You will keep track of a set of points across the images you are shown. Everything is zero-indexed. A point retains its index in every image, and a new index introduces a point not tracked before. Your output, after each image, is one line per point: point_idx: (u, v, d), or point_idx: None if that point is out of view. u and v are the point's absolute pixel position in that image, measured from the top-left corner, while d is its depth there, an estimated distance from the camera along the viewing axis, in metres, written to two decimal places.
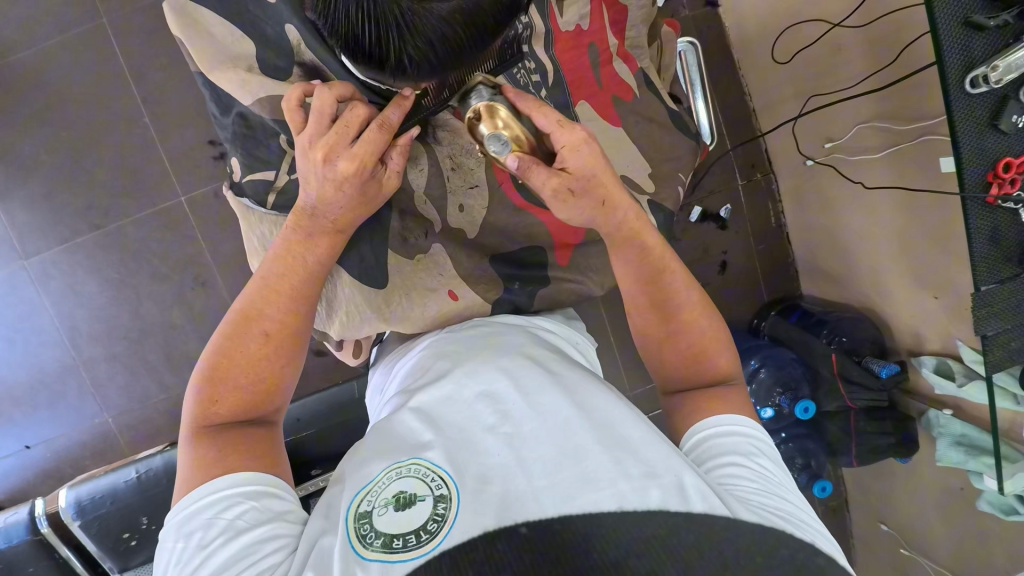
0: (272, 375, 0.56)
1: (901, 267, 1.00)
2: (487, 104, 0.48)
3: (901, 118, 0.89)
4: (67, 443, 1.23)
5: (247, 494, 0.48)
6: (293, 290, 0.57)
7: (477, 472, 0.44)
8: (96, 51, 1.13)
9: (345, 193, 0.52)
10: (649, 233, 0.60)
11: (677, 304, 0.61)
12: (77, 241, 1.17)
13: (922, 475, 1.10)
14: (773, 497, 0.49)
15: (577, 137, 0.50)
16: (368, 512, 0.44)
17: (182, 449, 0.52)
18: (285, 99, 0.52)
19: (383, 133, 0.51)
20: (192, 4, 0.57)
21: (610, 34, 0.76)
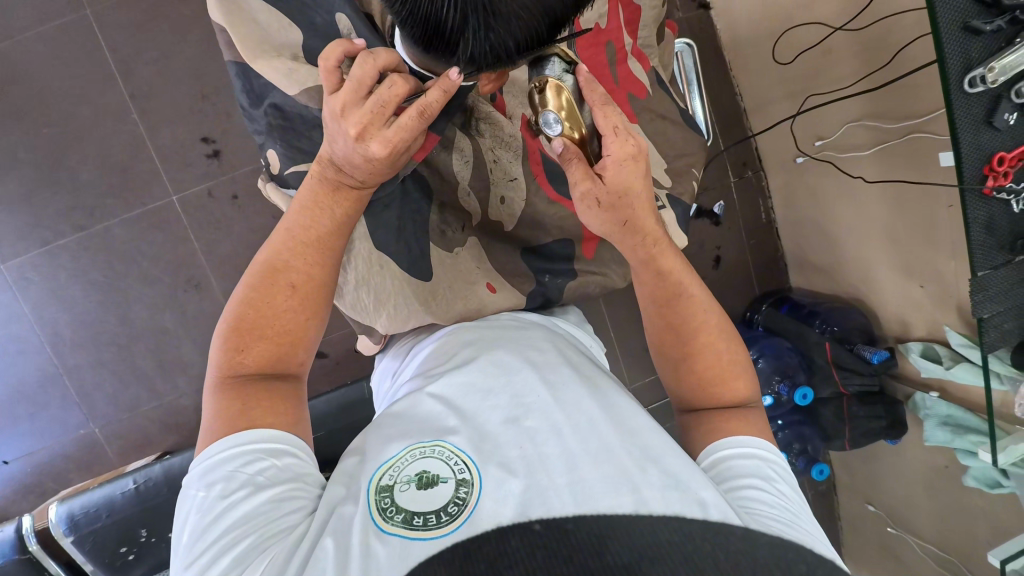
0: (299, 328, 0.53)
1: (889, 259, 1.06)
2: (557, 82, 0.45)
3: (890, 117, 0.94)
4: (50, 457, 1.17)
5: (266, 450, 0.47)
6: (320, 241, 0.53)
7: (501, 459, 0.43)
8: (80, 44, 1.08)
9: (371, 168, 0.49)
10: (669, 255, 0.59)
11: (691, 326, 0.60)
12: (59, 244, 1.12)
13: (909, 456, 1.17)
14: (792, 526, 0.49)
15: (627, 150, 0.50)
16: (390, 486, 0.43)
17: (208, 395, 0.49)
18: (325, 58, 0.46)
19: (422, 121, 0.46)
20: None
21: (625, 33, 0.78)
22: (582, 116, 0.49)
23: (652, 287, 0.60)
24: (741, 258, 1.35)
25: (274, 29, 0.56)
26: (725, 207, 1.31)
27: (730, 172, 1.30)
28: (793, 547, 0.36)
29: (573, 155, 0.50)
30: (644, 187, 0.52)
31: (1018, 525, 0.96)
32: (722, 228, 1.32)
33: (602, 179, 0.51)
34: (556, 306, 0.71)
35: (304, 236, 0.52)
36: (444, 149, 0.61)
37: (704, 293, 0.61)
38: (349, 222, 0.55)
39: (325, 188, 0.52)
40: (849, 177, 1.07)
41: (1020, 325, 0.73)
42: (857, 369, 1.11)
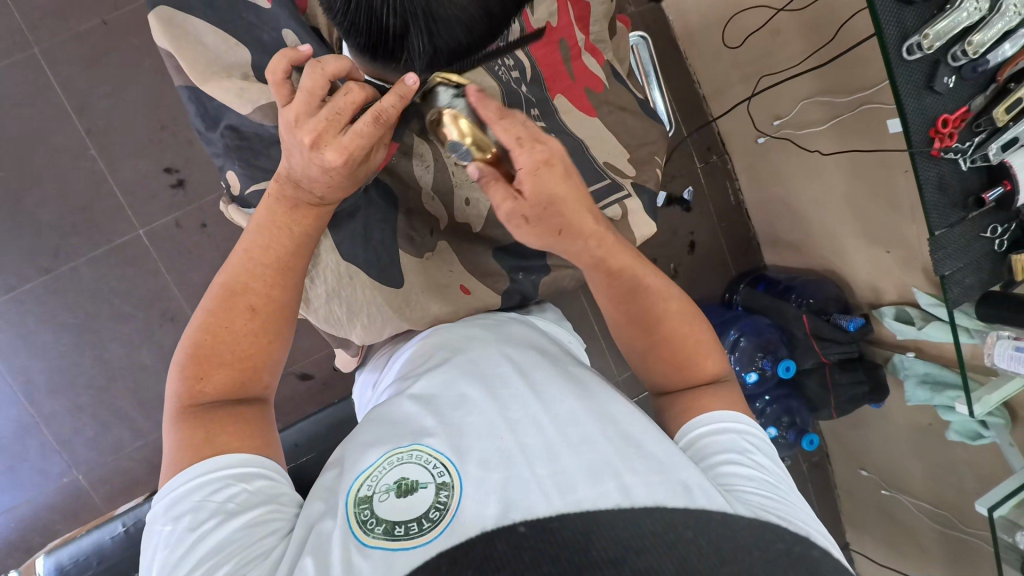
0: (260, 351, 0.51)
1: (855, 228, 1.09)
2: (450, 110, 0.42)
3: (841, 90, 0.97)
4: (33, 510, 1.14)
5: (236, 476, 0.46)
6: (277, 262, 0.52)
7: (481, 458, 0.43)
8: (28, 84, 1.06)
9: (328, 179, 0.48)
10: (623, 255, 0.57)
11: (656, 317, 0.60)
12: (24, 288, 1.09)
13: (893, 418, 1.20)
14: (772, 496, 0.50)
15: (539, 157, 0.44)
16: (369, 497, 0.43)
17: (167, 424, 0.48)
18: (273, 71, 0.46)
19: (378, 126, 0.44)
20: (178, 13, 0.55)
21: (576, 29, 0.79)
22: (486, 136, 0.44)
23: (611, 288, 0.59)
24: (714, 242, 1.37)
25: (221, 50, 0.56)
26: (694, 192, 1.34)
27: (695, 158, 1.33)
28: (769, 531, 0.41)
29: (491, 179, 0.46)
30: (571, 191, 0.47)
31: (1000, 472, 1.00)
32: (693, 214, 1.35)
33: (522, 195, 0.45)
34: (533, 304, 0.71)
35: (264, 258, 0.52)
36: (403, 157, 0.61)
37: (661, 277, 0.61)
38: (309, 241, 0.54)
39: (284, 205, 0.51)
40: (808, 153, 1.10)
41: (980, 279, 0.75)
42: (835, 338, 1.13)
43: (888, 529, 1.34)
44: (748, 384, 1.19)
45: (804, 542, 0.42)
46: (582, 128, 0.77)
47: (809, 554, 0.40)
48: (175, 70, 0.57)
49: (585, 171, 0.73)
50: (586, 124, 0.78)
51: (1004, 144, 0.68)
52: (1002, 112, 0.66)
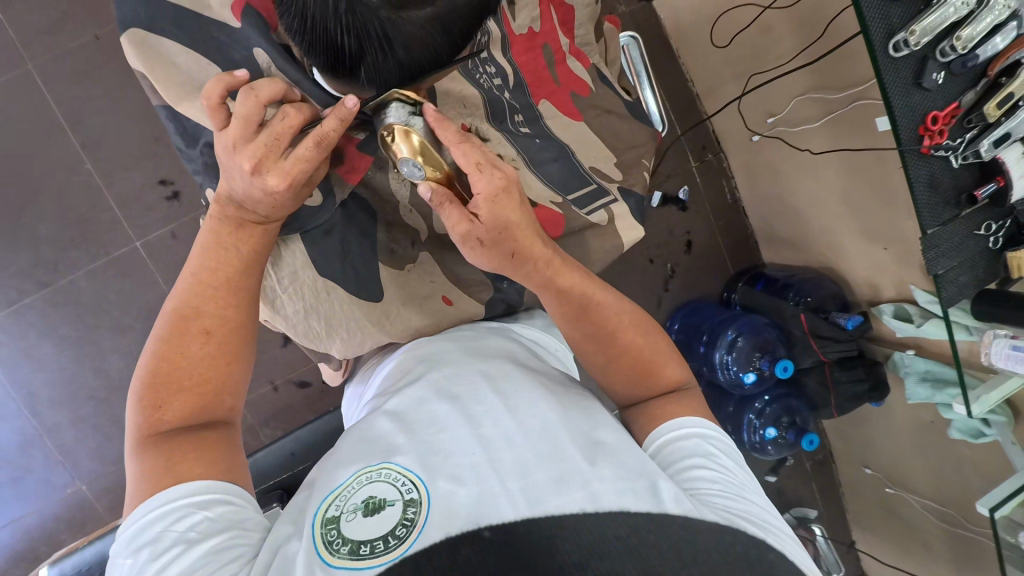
0: (219, 374, 0.52)
1: (852, 225, 1.08)
2: (403, 127, 0.46)
3: (833, 86, 0.96)
4: (38, 520, 1.15)
5: (199, 503, 0.45)
6: (230, 283, 0.53)
7: (450, 473, 0.44)
8: (23, 101, 1.07)
9: (270, 204, 0.50)
10: (568, 273, 0.58)
11: (612, 333, 0.60)
12: (25, 302, 1.10)
13: (895, 415, 1.18)
14: (735, 498, 0.50)
15: (494, 186, 0.50)
16: (336, 517, 0.43)
17: (130, 457, 0.48)
18: (207, 96, 0.47)
19: (320, 150, 0.47)
20: (149, 36, 0.53)
21: (561, 33, 0.78)
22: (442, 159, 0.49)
23: (558, 305, 0.59)
24: (711, 241, 1.36)
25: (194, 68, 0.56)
26: (689, 192, 1.33)
27: (690, 157, 1.32)
28: (728, 534, 0.43)
29: (443, 199, 0.50)
30: (522, 219, 0.52)
31: (1005, 470, 0.98)
32: (689, 213, 1.33)
33: (477, 218, 0.51)
34: (520, 310, 0.71)
35: (213, 279, 0.52)
36: (378, 170, 0.60)
37: (617, 297, 0.61)
38: (259, 260, 0.55)
39: (230, 226, 0.52)
40: (798, 151, 1.10)
41: (975, 277, 0.74)
42: (834, 337, 1.11)
43: (892, 527, 1.33)
44: (746, 384, 1.20)
45: (760, 545, 0.43)
46: (568, 132, 0.77)
47: (765, 557, 0.42)
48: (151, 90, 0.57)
49: (568, 177, 0.73)
50: (572, 128, 0.77)
51: (995, 140, 0.67)
52: (993, 107, 0.66)
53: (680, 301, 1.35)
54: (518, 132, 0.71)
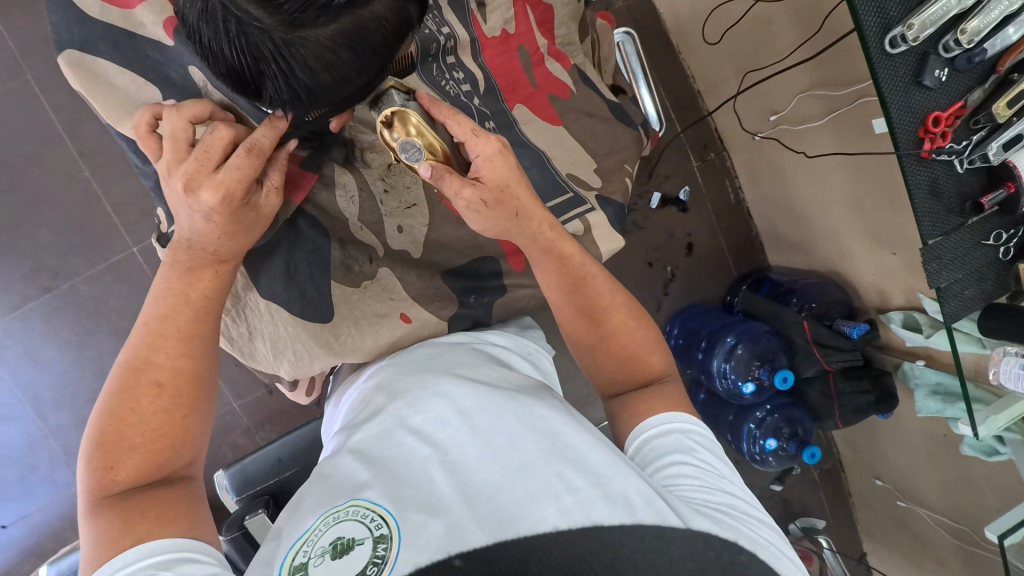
0: (175, 427, 0.50)
1: (859, 227, 1.02)
2: (397, 111, 0.46)
3: (836, 83, 0.90)
4: (45, 517, 1.19)
5: (159, 565, 0.41)
6: (184, 331, 0.52)
7: (419, 504, 0.41)
8: (23, 110, 1.09)
9: (212, 225, 0.50)
10: (564, 243, 0.57)
11: (601, 311, 0.59)
12: (28, 307, 1.13)
13: (906, 427, 1.12)
14: (716, 491, 0.48)
15: (492, 148, 0.50)
16: (304, 564, 0.40)
17: (82, 526, 0.45)
18: (138, 127, 0.51)
19: (253, 158, 0.48)
20: (88, 57, 0.57)
21: (538, 34, 0.75)
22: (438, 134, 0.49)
23: (552, 277, 0.58)
24: (713, 243, 1.31)
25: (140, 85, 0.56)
26: (690, 192, 1.27)
27: (690, 156, 1.26)
28: (700, 539, 0.40)
29: (446, 173, 0.50)
30: (519, 176, 0.52)
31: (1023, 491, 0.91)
32: (690, 214, 1.28)
33: (480, 181, 0.51)
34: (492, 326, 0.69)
35: (162, 328, 0.52)
36: (324, 188, 0.60)
37: (604, 276, 0.60)
38: (213, 306, 0.54)
39: (180, 270, 0.53)
40: (796, 153, 1.06)
41: (982, 291, 0.68)
42: (838, 345, 1.06)
43: (903, 541, 1.27)
44: (745, 395, 1.15)
45: (731, 547, 0.42)
46: (544, 138, 0.74)
47: (736, 558, 0.41)
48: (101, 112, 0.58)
49: (544, 185, 0.70)
50: (548, 133, 0.74)
51: (1005, 142, 0.62)
52: (1003, 106, 0.61)
53: (680, 305, 1.30)
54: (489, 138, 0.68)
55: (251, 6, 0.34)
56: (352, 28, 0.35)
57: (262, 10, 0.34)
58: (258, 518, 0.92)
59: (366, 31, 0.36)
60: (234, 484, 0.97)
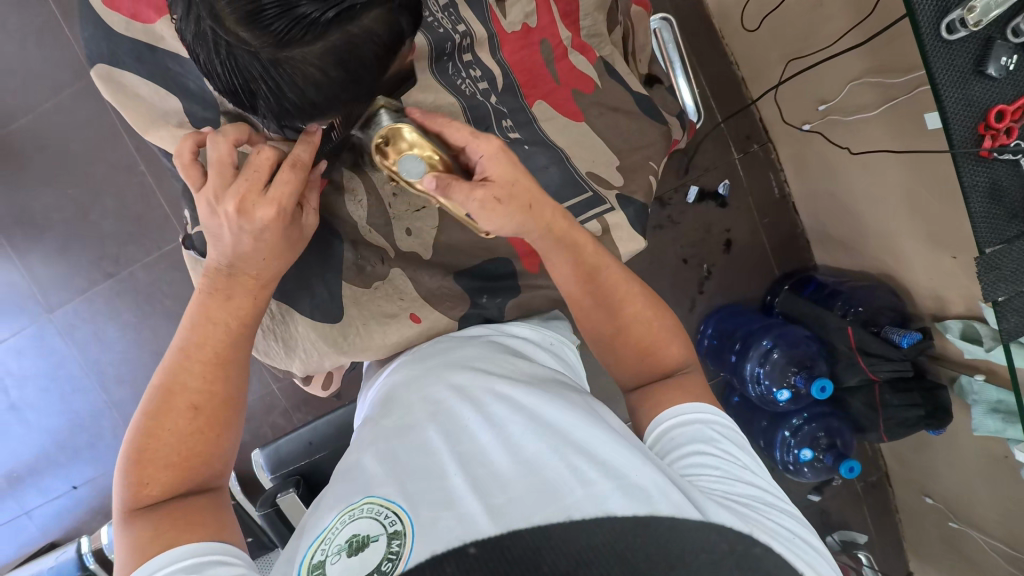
0: (207, 445, 0.52)
1: (916, 227, 0.94)
2: (391, 127, 0.46)
3: (890, 71, 0.84)
4: (109, 481, 1.31)
5: (186, 568, 0.43)
6: (216, 356, 0.53)
7: (432, 498, 0.40)
8: (88, 108, 1.18)
9: (262, 243, 0.52)
10: (578, 233, 0.56)
11: (618, 301, 0.58)
12: (93, 290, 1.24)
13: (961, 445, 1.03)
14: (738, 485, 0.47)
15: (493, 147, 0.50)
16: (323, 562, 0.39)
17: (116, 534, 0.47)
18: (178, 156, 0.51)
19: (297, 173, 0.50)
20: (116, 70, 0.61)
21: (562, 27, 0.73)
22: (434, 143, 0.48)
23: (569, 269, 0.57)
24: (754, 241, 1.23)
25: (165, 97, 0.61)
26: (730, 186, 1.20)
27: (732, 148, 1.19)
28: (711, 526, 0.38)
29: (450, 180, 0.48)
30: (527, 176, 0.52)
31: None
32: (730, 210, 1.21)
33: (489, 181, 0.50)
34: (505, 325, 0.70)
35: (200, 352, 0.53)
36: (335, 191, 0.61)
37: (619, 265, 0.59)
38: (247, 330, 0.56)
39: (217, 296, 0.54)
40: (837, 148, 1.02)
41: None
42: (885, 354, 0.99)
43: (955, 564, 1.18)
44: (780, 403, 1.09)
45: (747, 540, 0.39)
46: (564, 136, 0.72)
47: (753, 551, 0.38)
48: (149, 128, 0.62)
49: (563, 184, 0.69)
50: (569, 130, 0.73)
51: None
52: None
53: (715, 304, 1.24)
54: (506, 136, 0.67)
55: (242, 30, 0.36)
56: (339, 44, 0.38)
57: (251, 33, 0.36)
58: (290, 497, 0.96)
59: (351, 48, 0.39)
60: (269, 464, 1.03)
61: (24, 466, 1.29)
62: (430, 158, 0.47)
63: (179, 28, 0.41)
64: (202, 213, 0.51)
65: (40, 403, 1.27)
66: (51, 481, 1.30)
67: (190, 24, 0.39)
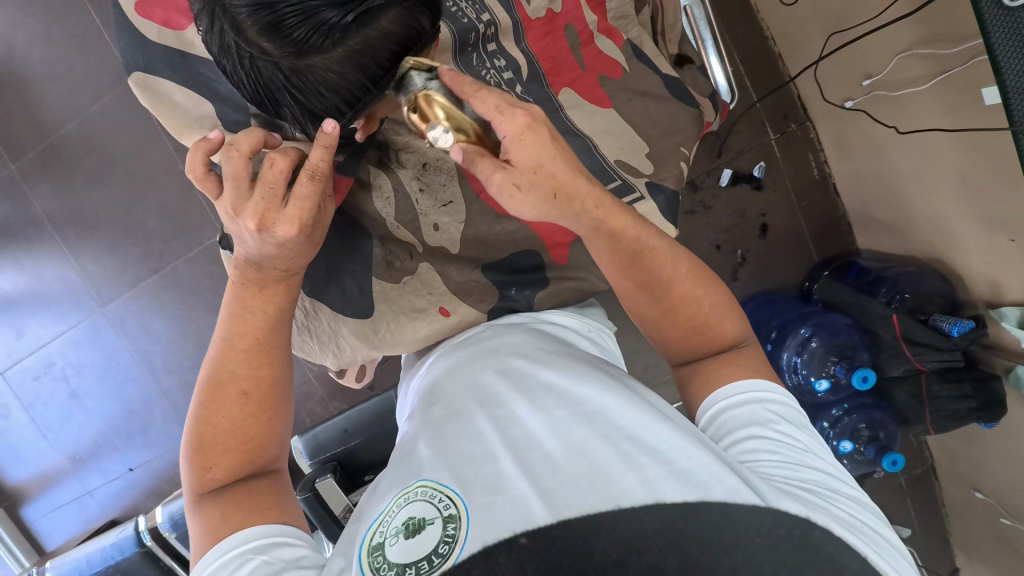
0: (260, 429, 0.54)
1: (970, 209, 0.88)
2: (423, 92, 0.43)
3: (947, 39, 0.79)
4: (162, 463, 1.40)
5: (256, 549, 0.46)
6: (253, 344, 0.55)
7: (486, 483, 0.40)
8: (129, 111, 1.23)
9: (286, 250, 0.51)
10: (619, 215, 0.50)
11: (665, 283, 0.54)
12: (140, 285, 1.30)
13: (1016, 438, 0.98)
14: (799, 468, 0.45)
15: (520, 124, 0.43)
16: (381, 544, 0.40)
17: (189, 516, 0.51)
18: (194, 167, 0.52)
19: (315, 183, 0.49)
20: (152, 77, 0.63)
21: (587, 11, 0.71)
22: (465, 113, 0.44)
23: (611, 254, 0.52)
24: (792, 226, 1.17)
25: (198, 101, 0.63)
26: (765, 168, 1.15)
27: (768, 129, 1.13)
28: (768, 511, 0.38)
29: (478, 156, 0.44)
30: (559, 153, 0.45)
31: None
32: (766, 192, 1.16)
33: (512, 164, 0.44)
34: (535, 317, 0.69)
35: (241, 342, 0.54)
36: (363, 190, 0.64)
37: (666, 245, 0.54)
38: (284, 315, 0.57)
39: (252, 289, 0.55)
40: (882, 127, 0.96)
41: None
42: (933, 344, 0.94)
43: (1006, 562, 1.12)
44: (818, 391, 1.08)
45: (804, 523, 0.38)
46: (591, 123, 0.71)
47: (810, 536, 0.37)
48: (191, 131, 0.64)
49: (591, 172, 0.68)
50: (596, 118, 0.71)
51: None
52: None
53: (750, 292, 1.19)
54: None
55: (264, 40, 0.39)
56: (358, 48, 0.40)
57: (272, 44, 0.39)
58: (328, 479, 0.97)
59: (368, 50, 0.41)
60: (307, 450, 1.07)
61: (85, 448, 1.38)
62: (459, 126, 0.43)
63: (206, 41, 0.44)
64: (227, 222, 0.52)
65: (96, 391, 1.35)
66: (109, 462, 1.39)
67: (216, 38, 0.42)
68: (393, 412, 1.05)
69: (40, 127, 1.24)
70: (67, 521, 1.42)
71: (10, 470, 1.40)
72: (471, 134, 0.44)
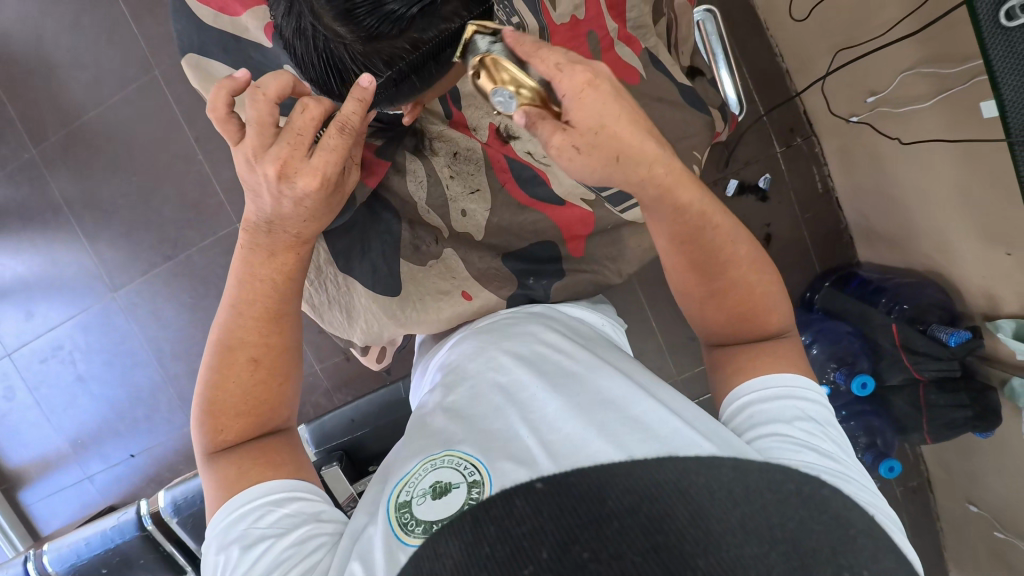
0: (271, 394, 0.56)
1: (968, 223, 0.91)
2: (489, 57, 0.44)
3: (948, 60, 0.82)
4: (163, 451, 1.40)
5: (274, 501, 0.49)
6: (265, 310, 0.56)
7: (510, 455, 0.43)
8: (152, 101, 1.26)
9: (302, 207, 0.51)
10: (688, 189, 0.52)
11: (721, 263, 0.57)
12: (154, 272, 1.32)
13: (1010, 449, 1.00)
14: (824, 465, 0.48)
15: (581, 81, 0.44)
16: (408, 502, 0.43)
17: (203, 473, 0.53)
18: (213, 107, 0.51)
19: (345, 136, 0.50)
20: (204, 59, 0.67)
21: (609, 19, 0.75)
22: (529, 75, 0.44)
23: (672, 229, 0.54)
24: (796, 236, 1.21)
25: None
26: (771, 180, 1.18)
27: (774, 142, 1.17)
28: (779, 470, 0.35)
29: (539, 119, 0.45)
30: (619, 110, 0.45)
31: None
32: (771, 203, 1.19)
33: (571, 125, 0.45)
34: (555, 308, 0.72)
35: (250, 309, 0.55)
36: (396, 173, 0.68)
37: (728, 223, 0.56)
38: (292, 283, 0.57)
39: (260, 254, 0.55)
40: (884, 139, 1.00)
41: None
42: (931, 354, 0.97)
43: None
44: None
45: (813, 482, 0.36)
46: None
47: (819, 493, 0.35)
48: None
49: None
50: None
51: None
52: None
53: None
54: None
55: (338, 25, 0.44)
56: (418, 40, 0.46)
57: (346, 28, 0.44)
58: (333, 469, 0.98)
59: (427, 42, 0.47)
60: (314, 438, 1.08)
61: (89, 433, 1.39)
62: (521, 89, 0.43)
63: (279, 22, 0.49)
64: (242, 168, 0.51)
65: (103, 376, 1.36)
66: (112, 448, 1.40)
67: (292, 20, 0.47)
68: (400, 403, 1.06)
69: (65, 113, 1.27)
70: (65, 505, 1.42)
71: (11, 452, 1.40)
72: (533, 92, 0.44)
